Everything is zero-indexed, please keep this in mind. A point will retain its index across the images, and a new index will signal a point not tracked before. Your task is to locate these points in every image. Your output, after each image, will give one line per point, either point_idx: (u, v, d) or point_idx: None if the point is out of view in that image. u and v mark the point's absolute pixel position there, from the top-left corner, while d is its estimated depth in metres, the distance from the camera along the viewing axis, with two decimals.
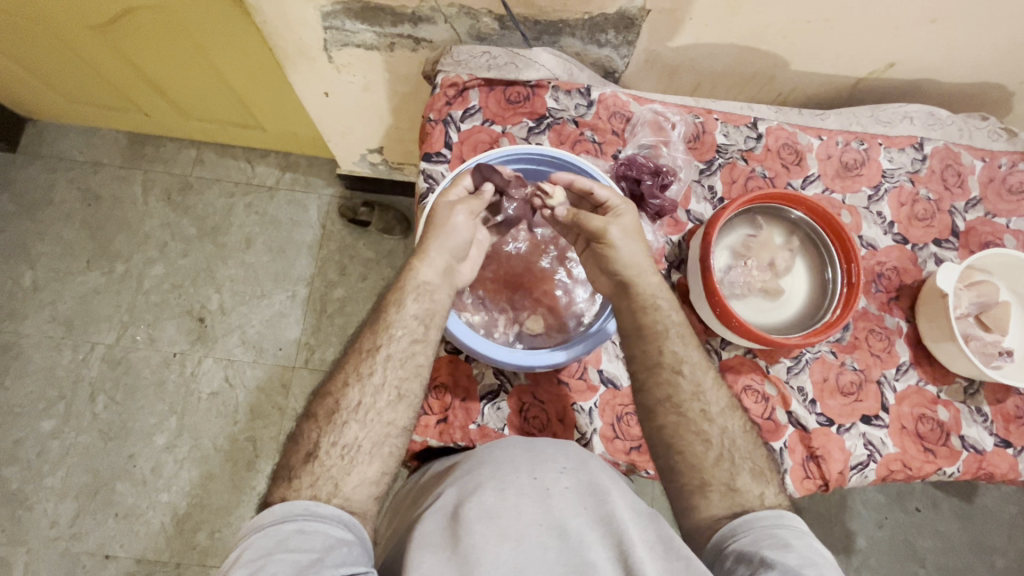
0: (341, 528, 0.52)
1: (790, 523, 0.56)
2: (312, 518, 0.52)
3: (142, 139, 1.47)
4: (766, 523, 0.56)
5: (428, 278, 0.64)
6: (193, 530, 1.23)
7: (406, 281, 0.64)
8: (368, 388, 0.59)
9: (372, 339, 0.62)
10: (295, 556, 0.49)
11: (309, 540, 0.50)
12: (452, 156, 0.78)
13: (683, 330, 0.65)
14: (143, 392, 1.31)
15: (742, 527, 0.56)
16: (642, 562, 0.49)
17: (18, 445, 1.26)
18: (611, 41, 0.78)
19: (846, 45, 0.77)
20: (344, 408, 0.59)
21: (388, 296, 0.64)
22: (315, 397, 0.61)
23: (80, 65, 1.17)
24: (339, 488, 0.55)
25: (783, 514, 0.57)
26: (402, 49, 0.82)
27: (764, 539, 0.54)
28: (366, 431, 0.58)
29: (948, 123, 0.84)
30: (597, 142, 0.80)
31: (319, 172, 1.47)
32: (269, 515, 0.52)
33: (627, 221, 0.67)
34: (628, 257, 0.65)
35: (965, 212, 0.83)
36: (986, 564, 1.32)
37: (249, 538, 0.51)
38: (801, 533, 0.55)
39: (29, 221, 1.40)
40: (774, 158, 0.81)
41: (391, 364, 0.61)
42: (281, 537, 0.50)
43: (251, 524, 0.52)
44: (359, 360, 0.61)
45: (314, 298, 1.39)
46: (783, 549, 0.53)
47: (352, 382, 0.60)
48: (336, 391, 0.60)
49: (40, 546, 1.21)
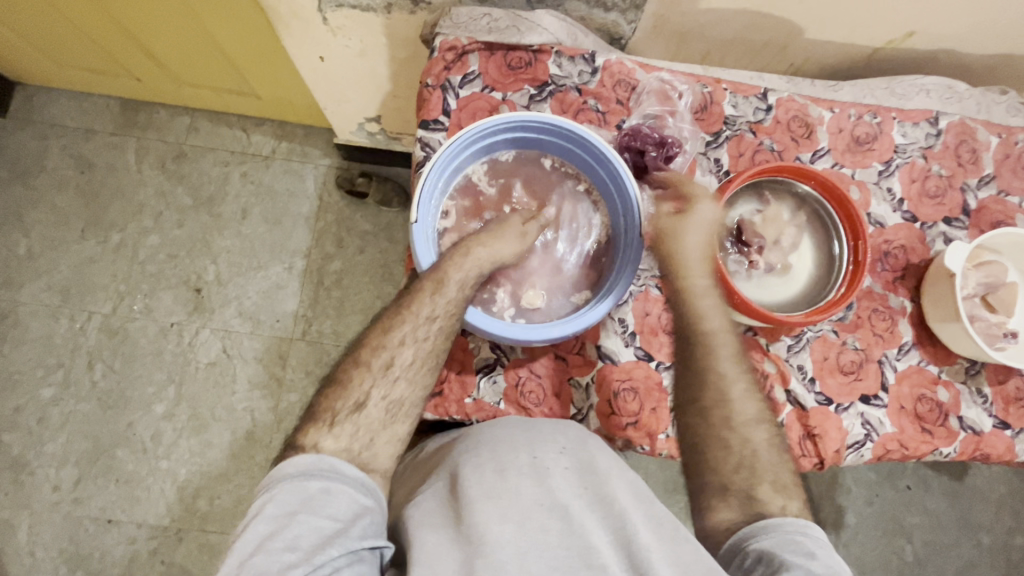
0: (364, 494, 0.53)
1: (816, 534, 0.56)
2: (337, 479, 0.52)
3: (135, 105, 1.43)
4: (789, 528, 0.56)
5: (484, 258, 0.66)
6: (194, 496, 1.24)
7: (467, 261, 0.65)
8: (422, 349, 0.62)
9: (426, 307, 0.62)
10: (319, 521, 0.49)
11: (334, 503, 0.51)
12: (450, 124, 0.75)
13: (727, 338, 0.67)
14: (141, 361, 1.31)
15: (761, 530, 0.56)
16: (649, 548, 0.50)
17: (18, 412, 1.27)
18: (617, 5, 0.74)
19: (864, 12, 0.73)
20: (398, 364, 0.60)
21: (446, 267, 0.64)
22: (360, 345, 0.62)
23: (69, 26, 1.12)
24: (373, 443, 0.57)
25: (810, 525, 0.57)
26: (401, 11, 0.79)
27: (788, 544, 0.54)
28: (411, 390, 0.61)
29: (966, 97, 0.82)
30: (601, 112, 0.77)
31: (316, 142, 1.44)
32: (295, 466, 0.52)
33: (701, 217, 0.70)
34: (692, 251, 0.69)
35: (977, 190, 0.80)
36: (973, 542, 1.34)
37: (272, 491, 0.51)
38: (825, 543, 0.55)
39: (21, 187, 1.37)
40: (783, 131, 0.79)
41: (443, 334, 0.63)
42: (304, 496, 0.51)
43: (273, 474, 0.53)
44: (411, 322, 0.62)
45: (312, 269, 1.37)
46: (807, 556, 0.53)
47: (408, 341, 0.61)
48: (390, 346, 0.61)
49: (43, 511, 1.22)
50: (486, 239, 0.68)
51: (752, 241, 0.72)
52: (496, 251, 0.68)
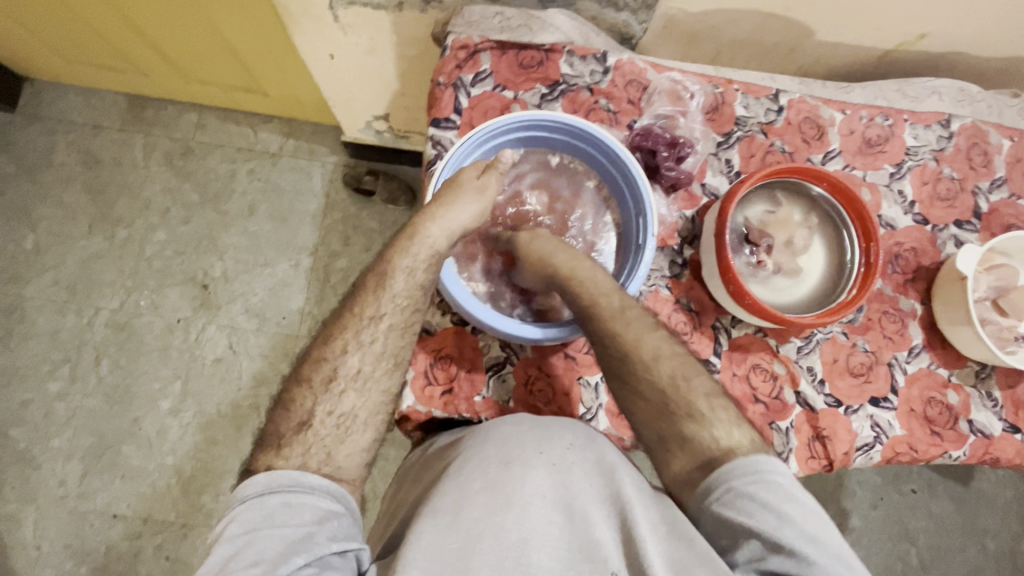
0: (330, 501, 0.53)
1: (765, 476, 0.52)
2: (299, 491, 0.52)
3: (143, 102, 1.44)
4: (738, 483, 0.52)
5: (435, 238, 0.63)
6: (198, 492, 1.25)
7: (419, 244, 0.63)
8: (367, 355, 0.59)
9: (370, 306, 0.60)
10: (283, 531, 0.49)
11: (297, 514, 0.50)
12: (461, 123, 0.76)
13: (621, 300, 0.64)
14: (147, 357, 1.31)
15: (713, 490, 0.53)
16: (645, 541, 0.50)
17: (24, 406, 1.27)
18: (628, 5, 0.74)
19: (876, 14, 0.73)
20: (341, 375, 0.58)
21: (393, 257, 0.62)
22: (304, 360, 0.60)
23: (78, 22, 1.13)
24: (332, 457, 0.55)
25: (757, 465, 0.53)
26: (412, 10, 0.79)
27: (742, 500, 0.52)
28: (362, 400, 0.58)
29: (978, 100, 0.81)
30: (612, 111, 0.77)
31: (323, 140, 1.44)
32: (253, 486, 0.51)
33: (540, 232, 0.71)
34: (551, 250, 0.68)
35: (989, 193, 0.80)
36: (978, 546, 1.34)
37: (235, 510, 0.50)
38: (775, 483, 0.52)
39: (30, 183, 1.38)
40: (795, 132, 0.79)
41: (392, 333, 0.60)
42: (266, 511, 0.50)
43: (234, 496, 0.52)
44: (353, 327, 0.59)
45: (317, 267, 1.38)
46: (763, 512, 0.50)
47: (350, 349, 0.59)
48: (332, 357, 0.59)
49: (49, 505, 1.23)
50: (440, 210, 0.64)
51: (760, 241, 0.72)
52: (448, 221, 0.64)
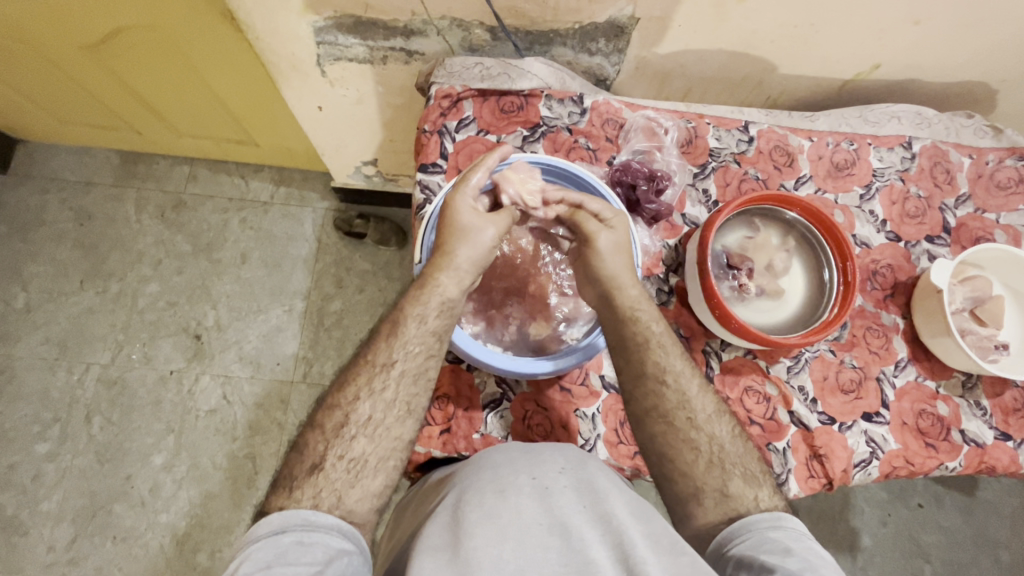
0: (340, 540, 0.52)
1: (788, 526, 0.55)
2: (311, 529, 0.51)
3: (135, 157, 1.47)
4: (761, 526, 0.55)
5: (446, 287, 0.63)
6: (194, 549, 1.21)
7: (427, 294, 0.63)
8: (379, 402, 0.59)
9: (382, 355, 0.61)
10: (294, 568, 0.48)
11: (309, 552, 0.50)
12: (447, 167, 0.79)
13: (668, 340, 0.65)
14: (140, 412, 1.29)
15: (738, 533, 0.55)
16: (644, 561, 0.48)
17: (13, 470, 1.24)
18: (601, 49, 0.79)
19: (833, 47, 0.78)
20: (353, 422, 0.58)
21: (406, 306, 0.63)
22: (318, 407, 0.61)
23: (75, 86, 1.17)
24: (342, 501, 0.55)
25: (781, 517, 0.56)
26: (396, 62, 0.83)
27: (764, 543, 0.54)
28: (373, 445, 0.58)
29: (935, 122, 0.86)
30: (591, 149, 0.81)
31: (314, 186, 1.47)
32: (268, 525, 0.51)
33: (620, 237, 0.68)
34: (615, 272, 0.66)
35: (956, 209, 0.84)
36: (990, 559, 1.32)
37: (247, 552, 0.49)
38: (800, 535, 0.54)
39: (21, 242, 1.39)
40: (766, 160, 0.82)
41: (405, 380, 0.60)
42: (279, 550, 0.49)
43: (247, 537, 0.51)
44: (365, 374, 0.60)
45: (311, 312, 1.38)
46: (783, 554, 0.52)
47: (362, 396, 0.59)
48: (345, 405, 0.59)
49: (36, 573, 1.18)
50: (445, 258, 0.64)
51: (741, 265, 0.75)
52: (456, 266, 0.63)
